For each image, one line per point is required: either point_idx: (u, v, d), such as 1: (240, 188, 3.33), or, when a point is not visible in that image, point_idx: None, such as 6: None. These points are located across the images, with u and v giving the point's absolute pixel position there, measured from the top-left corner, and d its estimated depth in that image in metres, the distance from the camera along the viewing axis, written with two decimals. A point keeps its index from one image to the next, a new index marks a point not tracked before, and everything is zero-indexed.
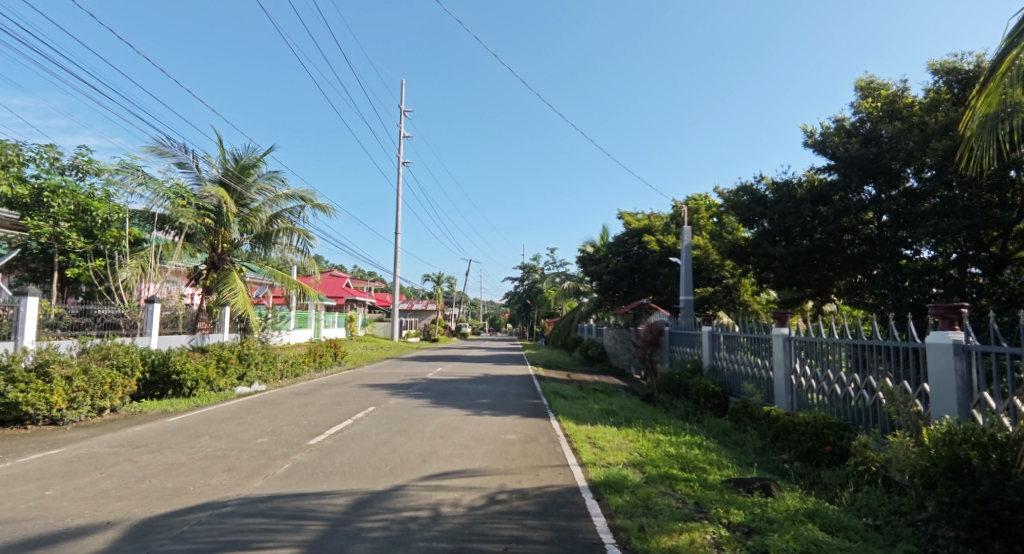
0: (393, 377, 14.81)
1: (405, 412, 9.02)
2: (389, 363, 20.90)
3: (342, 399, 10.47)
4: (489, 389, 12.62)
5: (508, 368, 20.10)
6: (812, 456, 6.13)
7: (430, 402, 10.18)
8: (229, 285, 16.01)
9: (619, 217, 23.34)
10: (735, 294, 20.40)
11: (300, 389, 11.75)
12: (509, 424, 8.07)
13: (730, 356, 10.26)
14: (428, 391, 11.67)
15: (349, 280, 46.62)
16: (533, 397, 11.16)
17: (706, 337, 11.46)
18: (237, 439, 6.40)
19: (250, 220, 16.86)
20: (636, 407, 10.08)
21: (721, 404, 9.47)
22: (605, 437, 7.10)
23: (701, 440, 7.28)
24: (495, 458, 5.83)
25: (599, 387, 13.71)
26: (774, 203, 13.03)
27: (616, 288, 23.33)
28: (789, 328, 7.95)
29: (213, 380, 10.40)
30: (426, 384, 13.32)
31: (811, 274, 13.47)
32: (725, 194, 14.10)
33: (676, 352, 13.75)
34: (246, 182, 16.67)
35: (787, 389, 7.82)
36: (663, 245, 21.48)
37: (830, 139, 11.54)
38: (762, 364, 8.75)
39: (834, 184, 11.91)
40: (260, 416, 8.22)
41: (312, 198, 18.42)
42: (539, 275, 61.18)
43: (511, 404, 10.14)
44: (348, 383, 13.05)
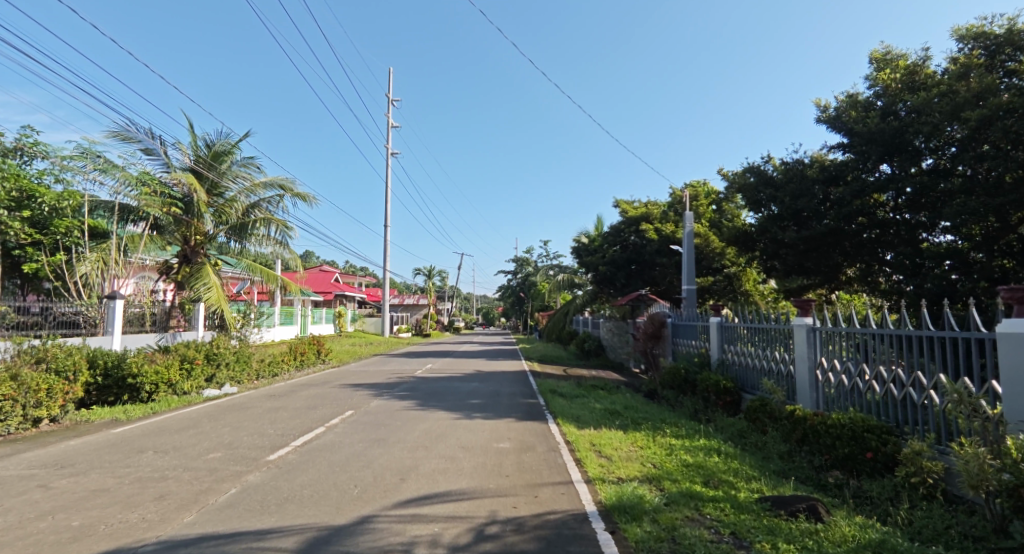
0: (379, 376, 13.89)
1: (387, 416, 8.11)
2: (377, 360, 20.04)
3: (320, 402, 9.57)
4: (481, 387, 11.74)
5: (501, 363, 19.27)
6: (851, 463, 5.32)
7: (415, 403, 9.29)
8: (200, 281, 14.94)
9: (615, 206, 22.52)
10: (737, 284, 19.71)
11: (276, 391, 10.81)
12: (502, 429, 7.21)
13: (742, 349, 9.43)
14: (415, 391, 10.80)
15: (338, 275, 45.50)
16: (529, 396, 10.31)
17: (714, 329, 10.59)
18: (184, 456, 5.47)
19: (225, 211, 15.76)
20: (642, 407, 9.20)
21: (733, 402, 8.75)
22: (611, 443, 6.25)
23: (719, 446, 6.44)
24: (486, 474, 4.97)
25: (598, 383, 12.91)
26: (783, 184, 12.16)
27: (613, 280, 22.54)
28: (813, 317, 7.06)
29: (175, 383, 9.44)
30: (414, 383, 12.42)
31: (822, 260, 12.66)
32: (730, 176, 13.26)
33: (681, 345, 12.93)
34: (219, 170, 15.62)
35: (810, 385, 6.96)
36: (662, 234, 20.71)
37: (845, 115, 10.70)
38: (780, 358, 7.92)
39: (849, 162, 11.06)
40: (221, 424, 7.28)
41: (292, 187, 17.38)
42: (533, 268, 60.29)
43: (505, 405, 9.28)
44: (329, 383, 12.12)
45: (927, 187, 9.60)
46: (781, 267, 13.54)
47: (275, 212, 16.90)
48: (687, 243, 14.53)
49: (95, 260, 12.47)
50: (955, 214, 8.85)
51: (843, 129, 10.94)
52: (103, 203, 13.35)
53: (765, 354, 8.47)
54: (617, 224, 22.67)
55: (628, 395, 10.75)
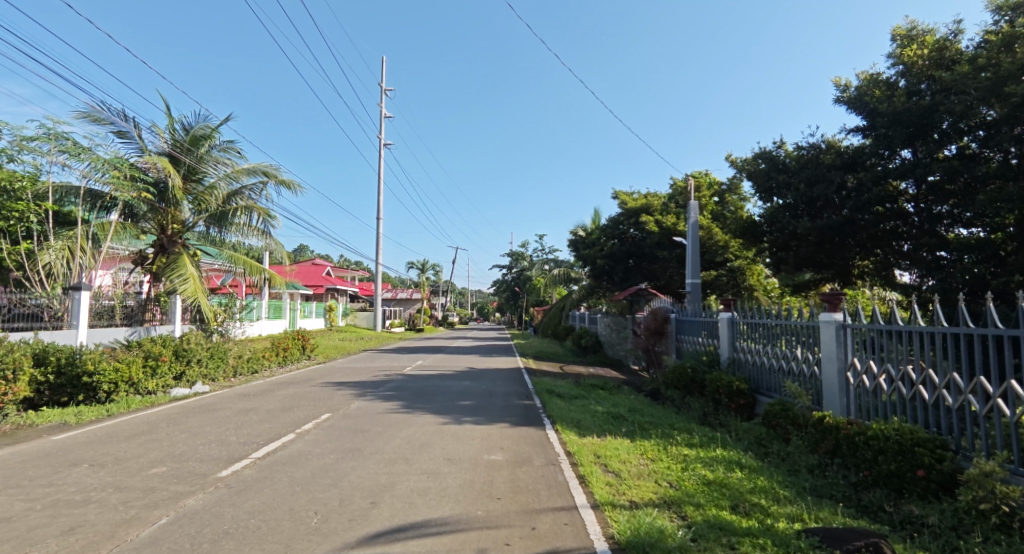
0: (365, 373, 13.10)
1: (368, 420, 7.31)
2: (366, 356, 19.22)
3: (297, 402, 8.77)
4: (473, 387, 10.96)
5: (495, 359, 18.51)
6: (897, 481, 4.61)
7: (400, 405, 8.51)
8: (177, 273, 13.97)
9: (614, 197, 21.74)
10: (740, 279, 19.02)
11: (251, 389, 9.97)
12: (494, 436, 6.45)
13: (755, 347, 8.72)
14: (402, 391, 10.01)
15: (329, 268, 44.53)
16: (524, 396, 9.56)
17: (723, 325, 9.85)
18: (122, 470, 4.65)
19: (205, 200, 14.93)
20: (649, 410, 8.48)
21: (747, 404, 8.06)
22: (619, 455, 5.51)
23: (741, 458, 5.72)
24: (474, 497, 4.20)
25: (598, 381, 12.18)
26: (797, 171, 11.36)
27: (612, 274, 21.82)
28: (842, 312, 6.29)
29: (138, 382, 8.59)
30: (402, 381, 11.63)
31: (836, 253, 11.97)
32: (739, 163, 12.50)
33: (685, 342, 12.23)
34: (199, 156, 14.67)
35: (840, 388, 6.21)
36: (663, 226, 19.99)
37: (869, 95, 9.95)
38: (801, 357, 7.22)
39: (872, 148, 10.29)
40: (179, 429, 6.45)
41: (276, 173, 16.49)
42: (528, 262, 59.57)
43: (499, 407, 8.52)
44: (311, 382, 11.31)
45: (956, 172, 8.88)
46: (790, 260, 12.81)
47: (258, 200, 16.00)
48: (692, 234, 13.74)
49: (61, 248, 11.76)
50: (990, 202, 8.14)
51: (867, 112, 10.17)
52: (71, 189, 12.39)
53: (783, 354, 7.75)
54: (616, 216, 21.93)
55: (631, 396, 10.03)
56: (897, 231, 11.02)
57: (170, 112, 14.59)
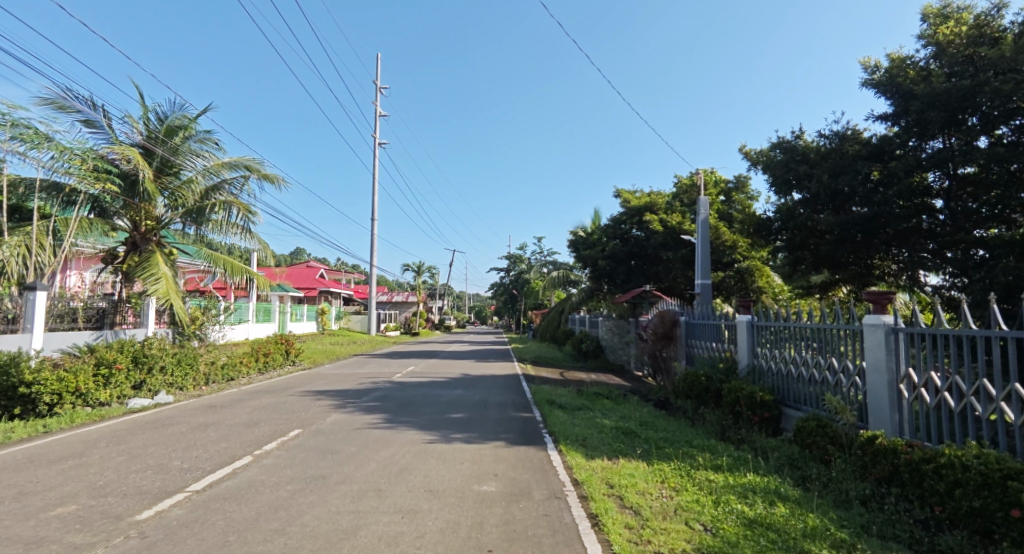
0: (350, 381, 12.15)
1: (343, 437, 6.38)
2: (356, 361, 18.27)
3: (268, 414, 7.82)
4: (466, 396, 10.01)
5: (492, 365, 17.60)
6: (982, 522, 3.63)
7: (382, 418, 7.58)
8: (148, 274, 12.99)
9: (616, 195, 20.89)
10: (749, 281, 18.17)
11: (220, 400, 9.03)
12: (487, 459, 5.51)
13: (779, 355, 7.79)
14: (386, 402, 9.06)
15: (324, 271, 43.59)
16: (522, 408, 8.64)
17: (742, 329, 8.90)
18: (15, 511, 3.68)
19: (182, 193, 14.06)
20: (664, 424, 7.55)
21: (772, 419, 7.16)
22: (636, 484, 4.58)
23: (780, 488, 4.78)
24: (459, 549, 3.26)
25: (602, 390, 11.26)
26: (819, 162, 10.41)
27: (614, 276, 20.94)
28: (892, 313, 5.34)
29: (88, 393, 7.64)
30: (389, 389, 10.68)
31: (859, 251, 11.09)
32: (753, 154, 11.65)
33: (695, 347, 11.33)
34: (176, 149, 13.80)
35: (891, 403, 5.20)
36: (666, 225, 19.11)
37: (901, 77, 9.10)
38: (837, 366, 6.30)
39: (903, 135, 9.41)
40: (117, 450, 5.50)
41: (260, 167, 15.57)
42: (526, 265, 58.70)
43: (493, 421, 7.60)
44: (289, 391, 10.36)
45: (999, 160, 7.92)
46: (809, 260, 11.91)
47: (239, 195, 15.09)
48: (701, 232, 12.86)
49: (15, 244, 10.85)
50: None
51: (896, 97, 9.35)
52: (30, 182, 11.65)
53: (814, 363, 6.79)
54: (618, 215, 21.12)
55: (639, 407, 9.12)
56: (926, 227, 10.12)
57: (144, 102, 13.74)
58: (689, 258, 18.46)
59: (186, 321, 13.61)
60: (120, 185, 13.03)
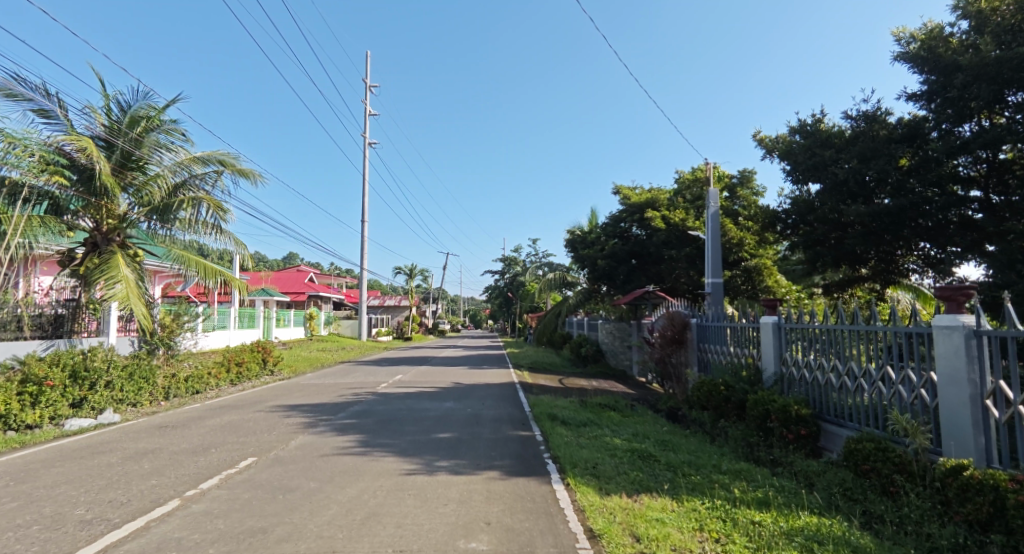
0: (329, 393, 11.02)
1: (305, 466, 5.28)
2: (341, 369, 17.14)
3: (224, 437, 6.68)
4: (456, 410, 8.93)
5: (486, 372, 16.52)
6: None
7: (357, 440, 6.48)
8: (106, 279, 11.76)
9: (615, 192, 19.97)
10: (757, 280, 17.32)
11: (174, 419, 7.87)
12: (479, 497, 4.44)
13: (813, 363, 6.74)
14: (365, 418, 7.94)
15: (313, 275, 42.36)
16: (520, 425, 7.58)
17: (767, 331, 7.83)
18: None
19: (147, 189, 13.05)
20: (687, 444, 6.54)
21: (809, 436, 6.19)
22: (672, 537, 3.51)
23: (848, 535, 3.72)
24: None
25: (607, 400, 10.22)
26: (848, 145, 9.22)
27: (614, 277, 19.97)
28: (974, 313, 4.28)
29: (10, 415, 6.47)
30: (370, 403, 9.57)
31: (886, 245, 10.17)
32: (768, 141, 10.71)
33: (709, 353, 10.35)
34: (140, 143, 12.72)
35: (974, 423, 4.16)
36: (670, 223, 18.24)
37: (942, 47, 8.13)
38: (892, 377, 5.28)
39: (936, 118, 8.45)
40: (13, 492, 4.36)
41: (234, 162, 14.49)
42: (521, 267, 57.73)
43: (487, 443, 6.51)
44: (258, 406, 9.21)
45: None
46: (829, 257, 10.99)
47: (211, 192, 14.05)
48: (711, 227, 11.89)
49: None
50: None
51: (930, 74, 8.40)
52: None
53: (862, 373, 5.74)
54: (617, 213, 20.17)
55: (652, 421, 8.10)
56: (960, 217, 9.18)
57: (105, 91, 12.60)
58: (692, 256, 17.89)
59: (149, 328, 12.43)
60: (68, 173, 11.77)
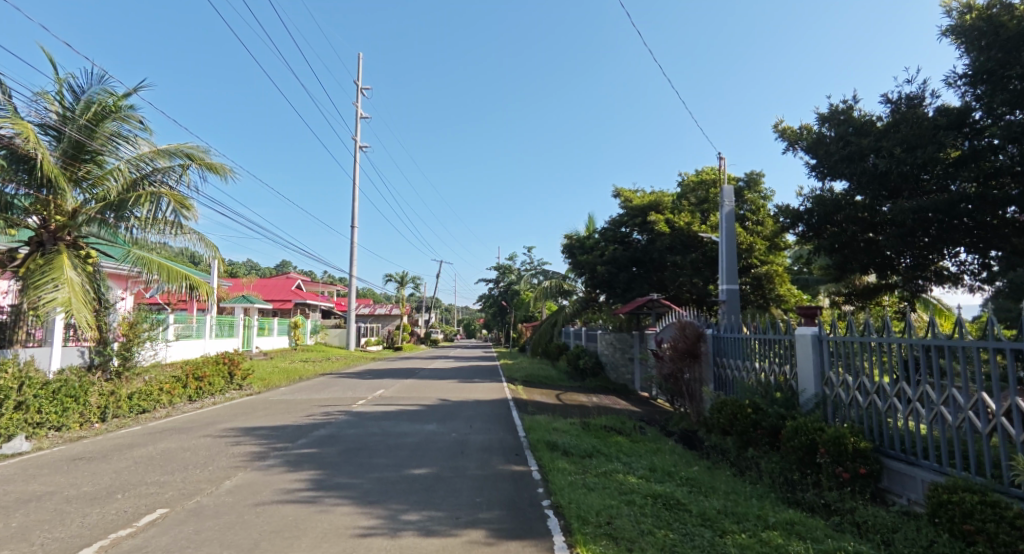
0: (298, 412, 9.69)
1: (230, 522, 3.97)
2: (321, 381, 15.84)
3: (145, 473, 5.33)
4: (439, 436, 7.64)
5: (477, 386, 15.28)
6: None
7: (310, 478, 5.18)
8: (43, 280, 10.37)
9: (615, 195, 18.91)
10: (767, 288, 16.27)
11: (98, 449, 6.50)
12: None
13: (867, 385, 5.47)
14: (329, 448, 6.63)
15: (301, 282, 40.97)
16: (514, 457, 6.31)
17: (804, 345, 6.57)
18: None
19: (102, 183, 12.03)
20: (720, 485, 5.32)
21: (870, 476, 5.01)
22: None
23: None
24: None
25: (612, 422, 9.00)
26: (887, 132, 7.97)
27: (613, 285, 18.81)
28: None
29: None
30: (341, 426, 8.25)
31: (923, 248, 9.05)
32: (790, 132, 9.61)
33: (726, 369, 9.18)
34: (95, 134, 11.46)
35: None
36: (675, 227, 17.20)
37: (1003, 17, 7.00)
38: (985, 412, 4.01)
39: (988, 102, 7.33)
40: None
41: (203, 155, 13.26)
42: (515, 276, 56.54)
43: (472, 485, 5.23)
44: (208, 430, 7.86)
45: None
46: (858, 261, 9.86)
47: (176, 187, 12.80)
48: (726, 229, 10.78)
49: None
50: None
51: (983, 50, 7.26)
52: None
53: (940, 399, 4.46)
54: (617, 217, 19.09)
55: (668, 451, 6.88)
56: (1010, 219, 8.06)
57: (57, 75, 11.28)
58: (697, 263, 16.79)
59: (93, 334, 11.02)
60: (6, 162, 10.53)
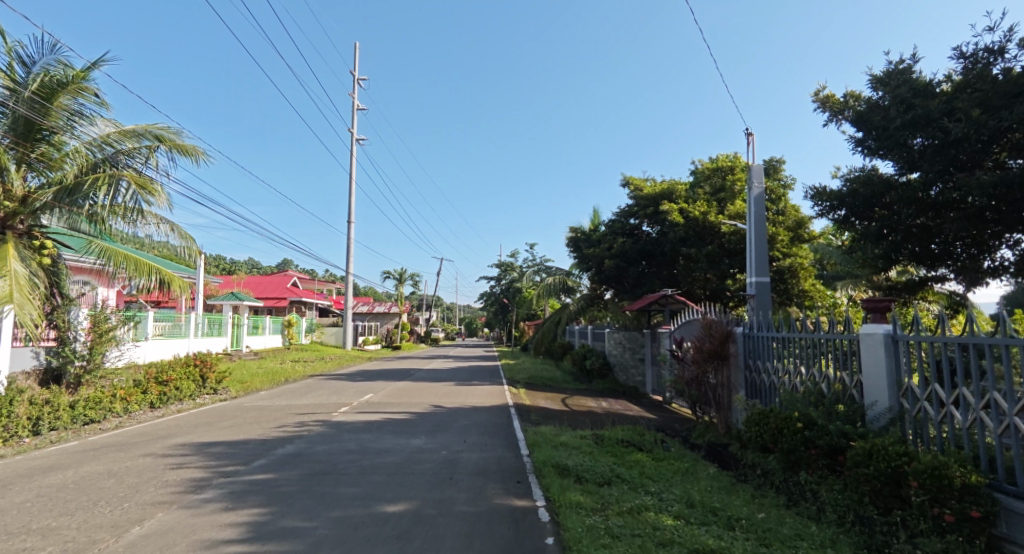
0: (269, 422, 8.49)
1: None
2: (308, 384, 14.68)
3: (38, 511, 4.12)
4: (426, 455, 6.41)
5: (476, 390, 14.06)
6: None
7: (248, 521, 3.95)
8: None
9: (624, 184, 17.70)
10: (789, 282, 15.03)
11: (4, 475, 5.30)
12: None
13: (971, 398, 4.14)
14: (288, 472, 5.41)
15: (296, 279, 39.87)
16: (515, 486, 5.07)
17: (871, 347, 5.29)
18: None
19: (58, 166, 10.89)
20: (780, 528, 4.05)
21: (984, 520, 3.76)
22: None
23: None
24: None
25: (629, 435, 7.77)
26: (959, 93, 6.67)
27: (622, 280, 17.60)
28: None
29: None
30: (311, 441, 7.02)
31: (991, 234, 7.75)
32: (832, 101, 8.35)
33: (761, 373, 7.94)
34: (49, 110, 10.17)
35: None
36: (689, 217, 15.98)
37: None
38: None
39: None
40: None
41: (174, 136, 12.02)
42: (517, 273, 55.28)
43: (460, 530, 3.99)
44: (153, 446, 6.66)
45: None
46: (908, 250, 8.58)
47: (143, 171, 11.61)
48: (754, 215, 9.58)
49: None
50: None
51: None
52: None
53: None
54: (626, 207, 17.89)
55: (702, 476, 5.64)
56: None
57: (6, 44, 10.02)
58: (713, 256, 15.61)
59: (37, 333, 9.83)
60: None
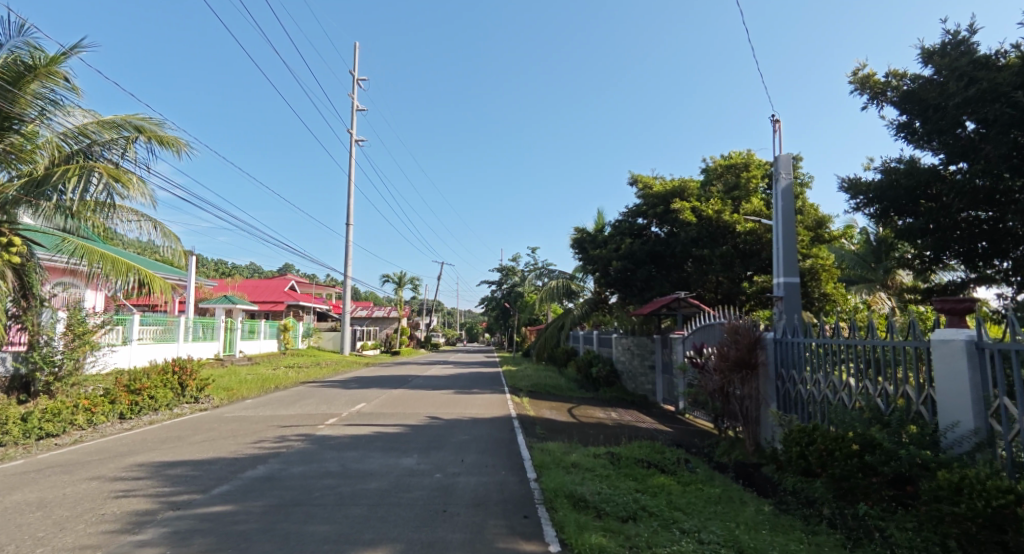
0: (245, 437, 7.63)
1: None
2: (298, 392, 13.81)
3: None
4: (417, 479, 5.53)
5: (476, 399, 13.19)
6: None
7: None
8: None
9: (633, 182, 16.88)
10: (809, 285, 14.15)
11: None
12: None
13: None
14: (251, 503, 4.55)
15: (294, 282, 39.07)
16: (522, 523, 4.19)
17: (949, 357, 4.39)
18: None
19: (30, 158, 10.02)
20: None
21: None
22: None
23: None
24: None
25: (648, 453, 6.89)
26: None
27: (630, 282, 16.74)
28: None
29: None
30: (287, 461, 6.15)
31: None
32: (873, 82, 7.55)
33: (795, 384, 7.08)
34: (17, 97, 9.35)
35: None
36: (702, 216, 15.14)
37: None
38: None
39: None
40: None
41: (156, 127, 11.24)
42: (520, 277, 54.34)
43: None
44: (105, 467, 5.81)
45: None
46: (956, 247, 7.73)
47: (121, 164, 10.85)
48: (782, 210, 8.76)
49: None
50: None
51: None
52: None
53: None
54: (634, 207, 17.07)
55: (741, 508, 4.75)
56: None
57: None
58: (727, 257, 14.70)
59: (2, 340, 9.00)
60: None
